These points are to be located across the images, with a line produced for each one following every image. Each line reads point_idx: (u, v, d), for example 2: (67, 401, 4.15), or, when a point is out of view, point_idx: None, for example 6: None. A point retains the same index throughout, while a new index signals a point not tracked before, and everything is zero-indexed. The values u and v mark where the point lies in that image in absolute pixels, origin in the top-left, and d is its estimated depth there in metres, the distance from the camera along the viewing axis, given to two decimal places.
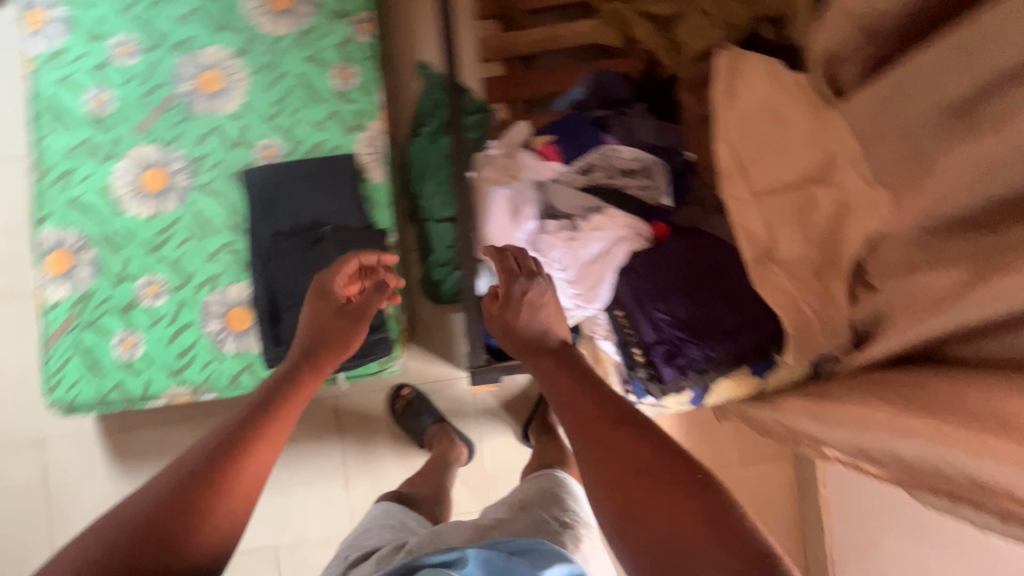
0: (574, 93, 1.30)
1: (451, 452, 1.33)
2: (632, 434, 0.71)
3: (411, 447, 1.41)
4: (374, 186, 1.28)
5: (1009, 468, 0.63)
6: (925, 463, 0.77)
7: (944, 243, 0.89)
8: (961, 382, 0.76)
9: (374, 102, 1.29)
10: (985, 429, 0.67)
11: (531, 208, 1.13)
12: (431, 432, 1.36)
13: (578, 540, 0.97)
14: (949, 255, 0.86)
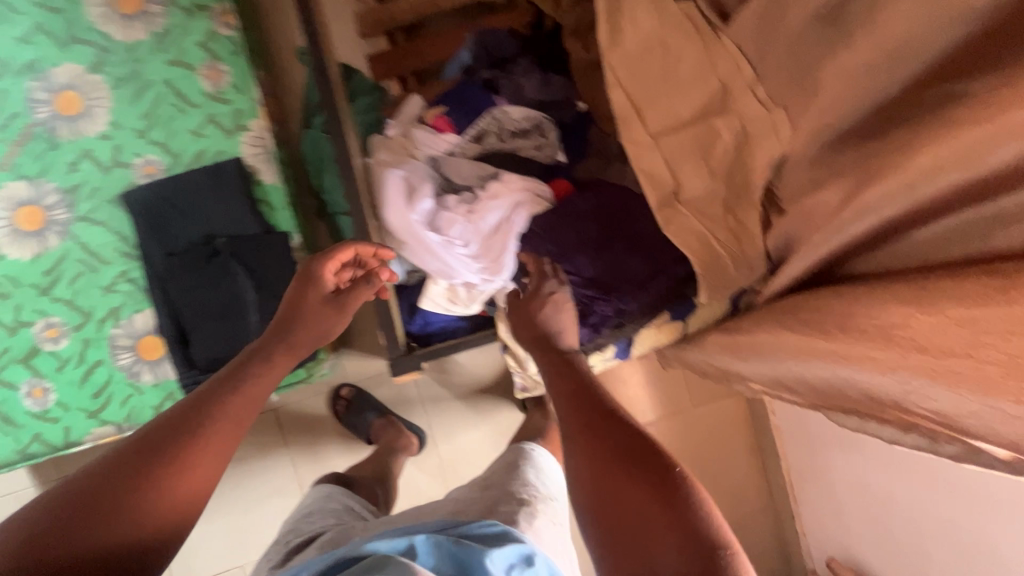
0: (463, 58, 1.25)
1: (399, 440, 1.32)
2: (621, 431, 0.69)
3: (357, 442, 1.40)
4: (268, 187, 1.22)
5: (911, 377, 0.61)
6: (829, 385, 0.76)
7: (839, 157, 0.86)
8: (849, 295, 0.74)
9: (252, 100, 1.22)
10: (873, 342, 0.66)
11: (426, 185, 1.08)
12: (377, 427, 1.34)
13: (532, 516, 0.94)
14: (846, 168, 0.83)
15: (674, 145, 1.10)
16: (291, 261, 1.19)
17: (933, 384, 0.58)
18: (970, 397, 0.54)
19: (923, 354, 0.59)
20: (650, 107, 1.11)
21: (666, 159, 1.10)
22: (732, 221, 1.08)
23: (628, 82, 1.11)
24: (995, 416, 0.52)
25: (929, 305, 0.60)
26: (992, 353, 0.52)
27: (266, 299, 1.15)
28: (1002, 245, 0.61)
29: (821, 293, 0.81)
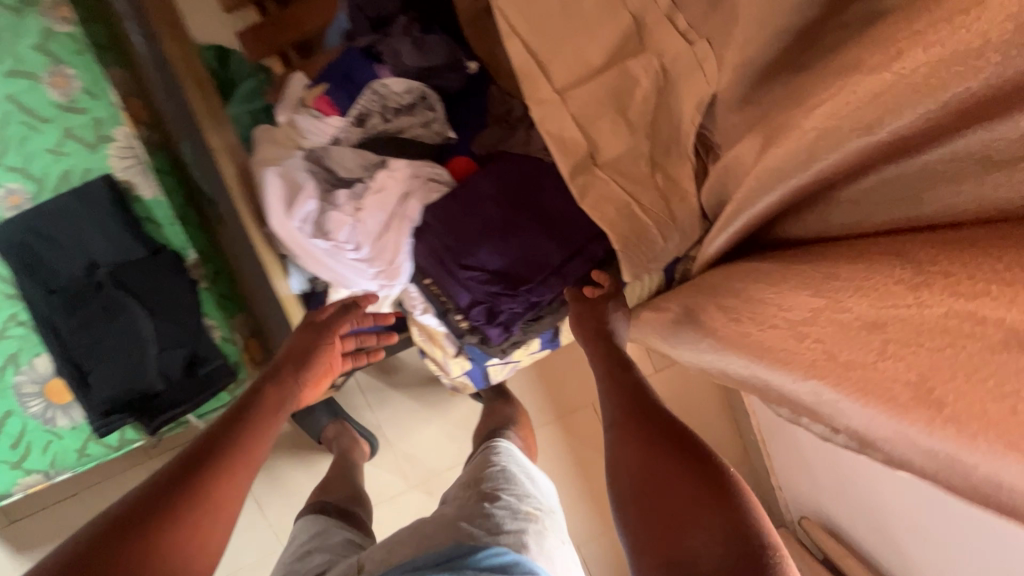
0: (343, 21, 1.09)
1: (354, 449, 1.24)
2: (669, 433, 0.66)
3: (313, 453, 1.35)
4: (150, 203, 1.10)
5: (825, 388, 0.48)
6: (740, 383, 0.66)
7: (779, 96, 0.70)
8: (771, 278, 0.61)
9: (113, 103, 1.06)
10: (788, 340, 0.55)
11: (309, 186, 0.95)
12: (330, 435, 1.26)
13: (540, 535, 0.70)
14: (779, 109, 0.68)
15: (584, 100, 0.94)
16: (187, 281, 1.09)
17: (839, 398, 0.47)
18: (880, 418, 0.43)
19: (832, 362, 0.48)
20: (553, 57, 0.95)
21: (577, 118, 0.94)
22: (660, 182, 0.94)
23: (525, 30, 0.94)
24: (908, 448, 0.41)
25: (839, 301, 0.49)
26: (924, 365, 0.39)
27: (166, 327, 1.06)
28: (928, 215, 0.49)
29: (745, 267, 0.68)
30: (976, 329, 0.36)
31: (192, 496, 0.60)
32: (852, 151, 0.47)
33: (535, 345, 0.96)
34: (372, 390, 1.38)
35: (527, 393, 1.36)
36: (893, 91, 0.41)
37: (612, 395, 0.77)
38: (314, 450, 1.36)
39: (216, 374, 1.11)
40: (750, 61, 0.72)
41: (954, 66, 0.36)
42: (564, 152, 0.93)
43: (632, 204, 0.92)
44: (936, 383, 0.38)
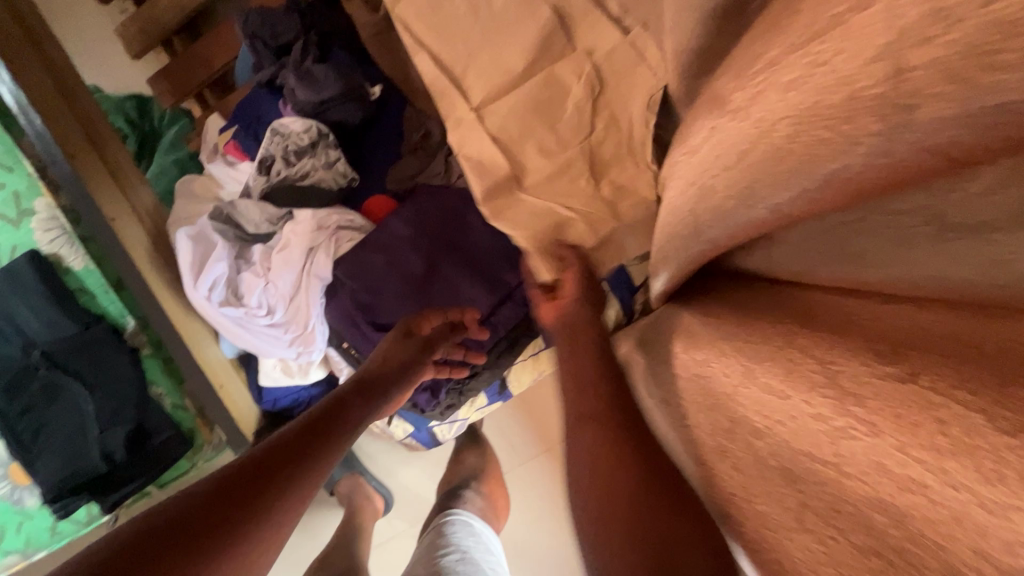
0: (247, 57, 0.98)
1: (363, 510, 1.17)
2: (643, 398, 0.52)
3: (317, 513, 1.29)
4: (82, 272, 1.05)
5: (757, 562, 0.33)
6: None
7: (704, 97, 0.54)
8: (686, 348, 0.47)
9: (29, 172, 1.01)
10: (707, 452, 0.40)
11: (218, 249, 0.86)
12: (344, 489, 1.21)
13: None
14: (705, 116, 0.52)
15: (502, 112, 0.77)
16: (124, 353, 1.04)
17: (751, 561, 0.34)
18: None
19: (761, 522, 0.33)
20: (459, 66, 0.78)
21: (496, 133, 0.77)
22: (605, 201, 0.78)
23: (426, 36, 0.79)
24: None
25: (746, 416, 0.35)
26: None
27: (108, 403, 1.01)
28: (874, 283, 0.33)
29: (677, 319, 0.53)
30: (914, 542, 0.22)
31: (271, 492, 0.48)
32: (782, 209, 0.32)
33: (481, 399, 0.85)
34: (366, 447, 1.31)
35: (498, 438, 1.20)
36: None
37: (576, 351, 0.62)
38: (325, 510, 1.29)
39: (167, 446, 1.06)
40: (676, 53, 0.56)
41: None
42: (482, 176, 0.77)
43: (572, 232, 0.76)
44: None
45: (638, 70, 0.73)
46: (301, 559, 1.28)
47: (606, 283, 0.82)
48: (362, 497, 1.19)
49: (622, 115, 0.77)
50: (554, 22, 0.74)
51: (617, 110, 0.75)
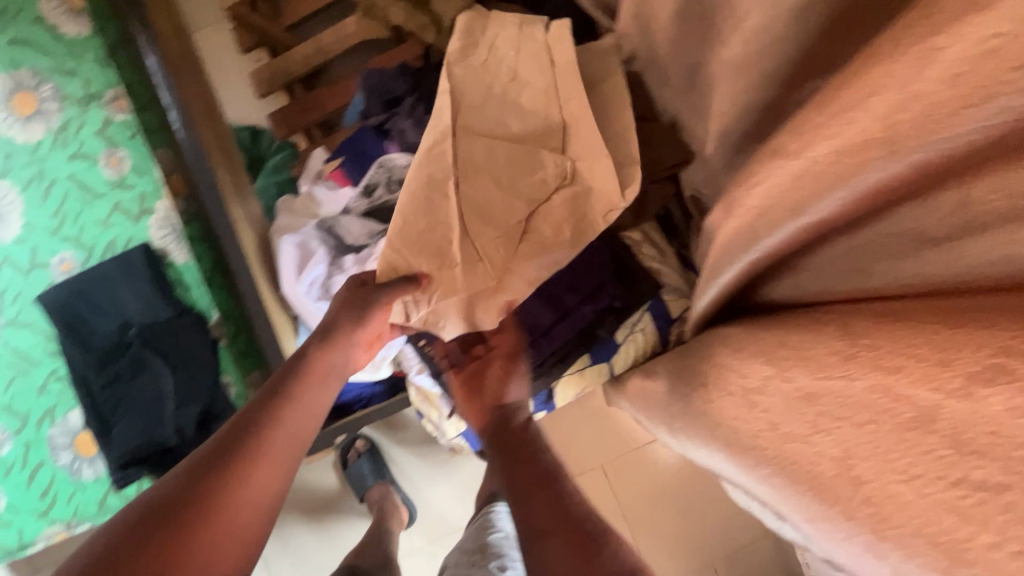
0: (358, 103, 1.19)
1: (391, 518, 1.25)
2: (552, 466, 0.79)
3: (343, 521, 1.36)
4: (181, 267, 1.20)
5: (779, 481, 0.45)
6: (698, 458, 0.65)
7: None
8: (730, 347, 0.61)
9: (155, 179, 1.20)
10: (740, 414, 0.53)
11: (318, 253, 1.02)
12: (375, 496, 1.29)
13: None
14: None
15: (487, 165, 0.82)
16: (206, 340, 1.16)
17: (769, 474, 0.46)
18: (805, 500, 0.41)
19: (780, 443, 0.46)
20: (480, 122, 0.83)
21: (463, 181, 0.81)
22: (514, 276, 0.85)
23: (465, 86, 0.85)
24: (829, 534, 0.39)
25: (782, 372, 0.48)
26: (862, 448, 0.37)
27: (185, 382, 1.13)
28: (880, 286, 0.49)
29: (720, 333, 0.68)
30: (893, 399, 0.35)
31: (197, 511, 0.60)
32: (783, 234, 0.47)
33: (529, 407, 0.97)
34: (399, 462, 1.37)
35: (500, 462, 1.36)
36: (802, 177, 0.42)
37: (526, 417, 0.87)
38: (352, 519, 1.36)
39: None
40: (740, 121, 0.76)
41: (848, 157, 0.37)
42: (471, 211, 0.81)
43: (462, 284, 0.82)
44: (857, 465, 0.37)
45: (609, 179, 0.83)
46: (308, 551, 1.35)
47: (648, 313, 0.95)
48: (392, 506, 1.27)
49: (583, 213, 0.85)
50: (559, 126, 0.85)
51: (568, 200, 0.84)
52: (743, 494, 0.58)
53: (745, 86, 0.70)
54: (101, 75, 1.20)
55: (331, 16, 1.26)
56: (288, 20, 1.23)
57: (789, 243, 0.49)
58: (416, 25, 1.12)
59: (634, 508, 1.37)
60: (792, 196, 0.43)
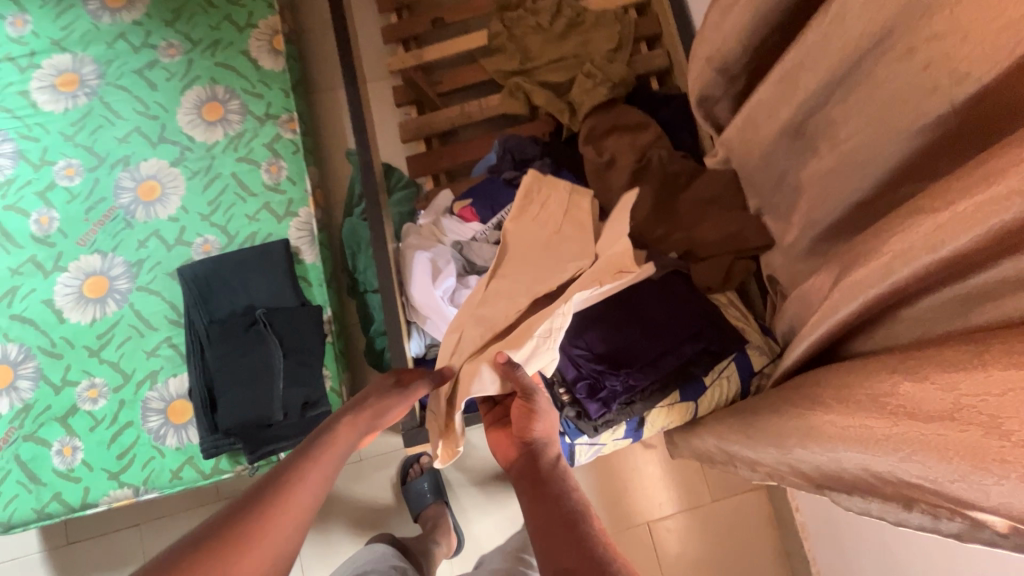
0: (490, 158, 1.39)
1: (443, 539, 1.27)
2: (580, 508, 0.72)
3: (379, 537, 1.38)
4: (309, 266, 1.35)
5: (926, 453, 0.58)
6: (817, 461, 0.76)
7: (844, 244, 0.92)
8: (849, 374, 0.75)
9: (304, 190, 1.38)
10: (872, 415, 0.66)
11: (451, 267, 1.22)
12: (430, 514, 1.32)
13: None
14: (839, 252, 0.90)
15: None
16: (320, 333, 1.27)
17: (915, 451, 0.59)
18: (956, 462, 0.54)
19: (923, 425, 0.59)
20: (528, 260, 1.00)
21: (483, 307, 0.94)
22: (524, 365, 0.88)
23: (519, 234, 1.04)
24: (983, 480, 0.51)
25: (916, 378, 0.62)
26: (1008, 411, 0.50)
27: (294, 367, 1.22)
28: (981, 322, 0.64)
29: (827, 370, 0.82)
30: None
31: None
32: (921, 266, 0.63)
33: (620, 431, 1.11)
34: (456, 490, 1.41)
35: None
36: (939, 228, 0.59)
37: (557, 456, 0.81)
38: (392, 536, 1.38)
39: (319, 420, 1.22)
40: (820, 217, 0.96)
41: (992, 206, 0.53)
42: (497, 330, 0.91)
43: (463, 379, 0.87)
44: (1005, 421, 0.50)
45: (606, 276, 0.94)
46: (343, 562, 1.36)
47: (733, 364, 1.10)
48: (446, 528, 1.30)
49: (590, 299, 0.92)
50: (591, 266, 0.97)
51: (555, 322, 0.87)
52: (863, 496, 0.72)
53: (833, 192, 0.90)
54: (282, 100, 1.43)
55: (474, 93, 1.56)
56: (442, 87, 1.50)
57: (920, 276, 0.65)
58: (554, 108, 1.40)
59: (674, 569, 1.42)
60: (933, 239, 0.60)
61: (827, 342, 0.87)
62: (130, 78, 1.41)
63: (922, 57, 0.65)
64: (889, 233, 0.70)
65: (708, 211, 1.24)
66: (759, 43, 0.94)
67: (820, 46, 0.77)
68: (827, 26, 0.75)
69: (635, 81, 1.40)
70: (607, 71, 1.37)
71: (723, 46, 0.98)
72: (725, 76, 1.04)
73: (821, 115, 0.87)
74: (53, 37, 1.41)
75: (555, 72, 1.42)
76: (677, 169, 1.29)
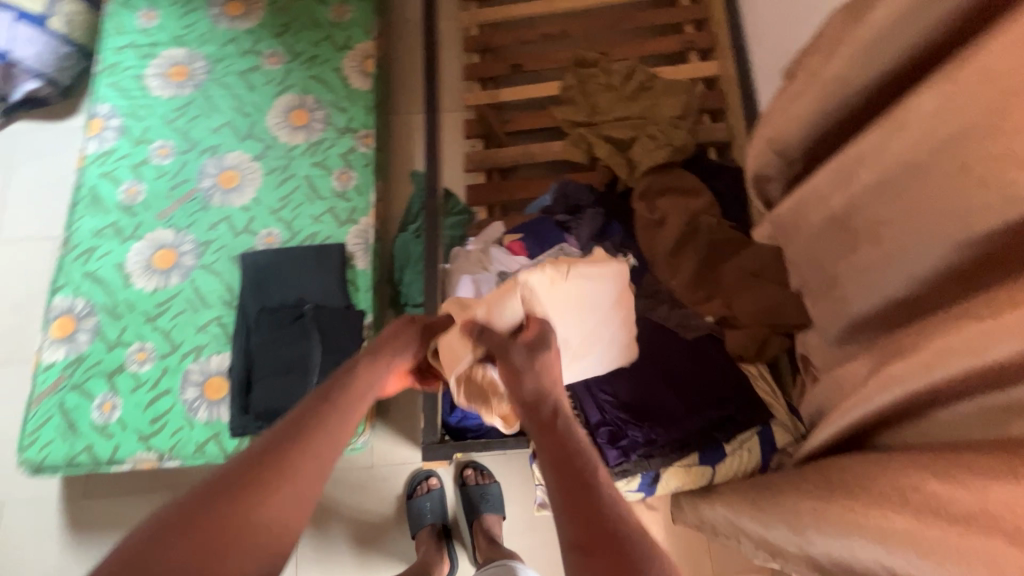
0: (544, 200, 1.45)
1: (435, 565, 1.28)
2: (588, 455, 0.67)
3: (373, 552, 1.39)
4: (359, 271, 1.41)
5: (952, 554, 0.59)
6: (832, 548, 0.76)
7: (880, 337, 0.93)
8: (874, 465, 0.76)
9: (367, 202, 1.47)
10: (894, 509, 0.67)
11: None
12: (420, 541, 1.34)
13: None
14: (875, 344, 0.91)
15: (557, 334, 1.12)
16: (359, 337, 1.32)
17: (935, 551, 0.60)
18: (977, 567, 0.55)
19: (947, 527, 0.59)
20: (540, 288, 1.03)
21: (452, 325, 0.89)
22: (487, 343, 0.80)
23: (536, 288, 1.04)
24: None
25: (943, 478, 0.63)
26: None
27: (330, 364, 1.27)
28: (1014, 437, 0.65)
29: (852, 458, 0.83)
30: None
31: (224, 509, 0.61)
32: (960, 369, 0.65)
33: (634, 484, 1.11)
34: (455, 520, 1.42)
35: (541, 542, 1.39)
36: (980, 337, 0.61)
37: (555, 404, 0.73)
38: (386, 553, 1.39)
39: None
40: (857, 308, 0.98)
41: None
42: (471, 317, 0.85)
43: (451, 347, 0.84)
44: None
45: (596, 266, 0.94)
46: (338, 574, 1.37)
47: (756, 437, 1.12)
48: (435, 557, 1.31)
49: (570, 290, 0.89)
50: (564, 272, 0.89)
51: (514, 307, 0.80)
52: None
53: (873, 286, 0.93)
54: (363, 117, 1.54)
55: (539, 137, 1.65)
56: (511, 128, 1.59)
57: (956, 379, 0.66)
58: (614, 162, 1.46)
59: None
60: (974, 344, 0.62)
61: (853, 428, 0.88)
62: (233, 77, 1.55)
63: (976, 174, 0.68)
64: (928, 334, 0.72)
65: (749, 282, 1.27)
66: (820, 135, 0.99)
67: (877, 148, 0.82)
68: (891, 130, 0.79)
69: (695, 149, 1.46)
70: (670, 137, 1.43)
71: (785, 132, 1.03)
72: (783, 160, 1.09)
73: (868, 212, 0.90)
74: (176, 33, 1.57)
75: (621, 129, 1.48)
76: (723, 238, 1.33)
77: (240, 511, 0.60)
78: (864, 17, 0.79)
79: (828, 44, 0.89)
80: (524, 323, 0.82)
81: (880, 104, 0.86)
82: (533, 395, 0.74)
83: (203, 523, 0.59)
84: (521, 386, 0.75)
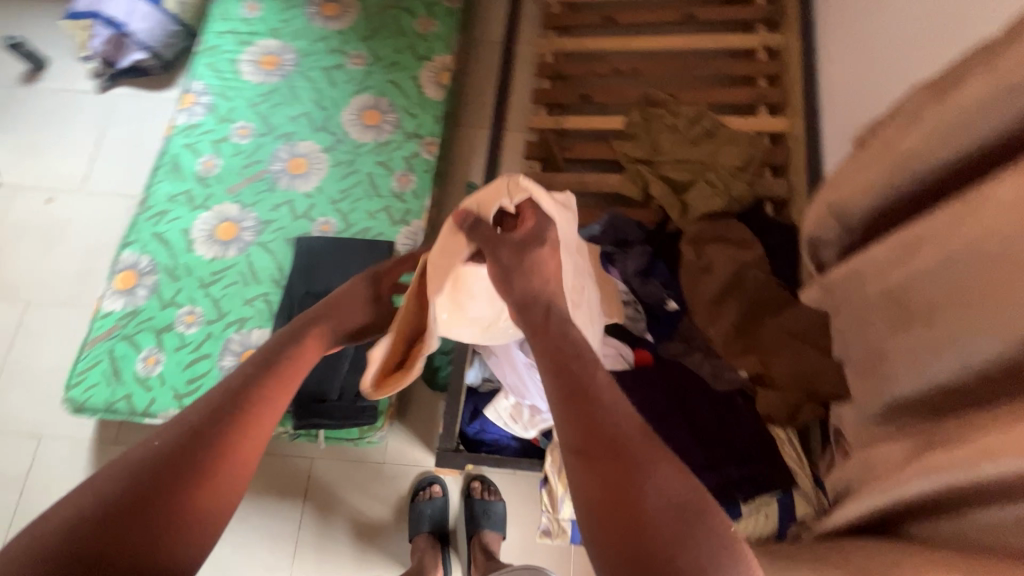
0: (592, 228, 1.44)
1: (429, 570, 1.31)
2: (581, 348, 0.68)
3: (371, 548, 1.40)
4: None
5: None
6: None
7: (922, 423, 0.89)
8: (900, 557, 0.72)
9: (422, 206, 1.52)
10: None
11: None
12: (417, 545, 1.35)
13: None
14: (917, 430, 0.87)
15: None
16: None
17: None
18: None
19: None
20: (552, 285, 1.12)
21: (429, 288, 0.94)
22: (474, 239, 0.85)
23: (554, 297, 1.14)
24: None
25: None
26: None
27: (362, 356, 1.31)
28: None
29: (876, 544, 0.79)
30: None
31: (231, 433, 0.63)
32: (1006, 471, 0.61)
33: None
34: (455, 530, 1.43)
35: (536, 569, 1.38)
36: None
37: (547, 308, 0.76)
38: (384, 552, 1.40)
39: (367, 411, 1.29)
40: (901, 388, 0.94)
41: None
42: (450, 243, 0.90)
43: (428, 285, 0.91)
44: None
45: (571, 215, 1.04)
46: (333, 565, 1.39)
47: (775, 502, 1.09)
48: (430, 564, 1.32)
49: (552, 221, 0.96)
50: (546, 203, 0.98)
51: (507, 198, 0.86)
52: None
53: (919, 368, 0.89)
54: (430, 125, 1.60)
55: (597, 167, 1.67)
56: (570, 155, 1.62)
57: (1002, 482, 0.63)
58: (667, 203, 1.46)
59: None
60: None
61: (881, 511, 0.84)
62: (317, 72, 1.64)
63: None
64: (976, 430, 0.69)
65: (790, 342, 1.24)
66: (886, 207, 0.97)
67: (946, 230, 0.80)
68: (962, 213, 0.77)
69: (752, 201, 1.45)
70: (728, 186, 1.43)
71: (848, 198, 1.01)
72: (842, 226, 1.07)
73: (926, 292, 0.87)
74: (273, 25, 1.68)
75: (680, 171, 1.49)
76: (769, 294, 1.31)
77: (215, 461, 0.60)
78: (947, 96, 0.78)
79: (905, 117, 0.88)
80: (519, 218, 0.88)
81: (952, 185, 0.84)
82: (524, 294, 0.78)
83: (150, 486, 0.56)
84: (511, 283, 0.79)
